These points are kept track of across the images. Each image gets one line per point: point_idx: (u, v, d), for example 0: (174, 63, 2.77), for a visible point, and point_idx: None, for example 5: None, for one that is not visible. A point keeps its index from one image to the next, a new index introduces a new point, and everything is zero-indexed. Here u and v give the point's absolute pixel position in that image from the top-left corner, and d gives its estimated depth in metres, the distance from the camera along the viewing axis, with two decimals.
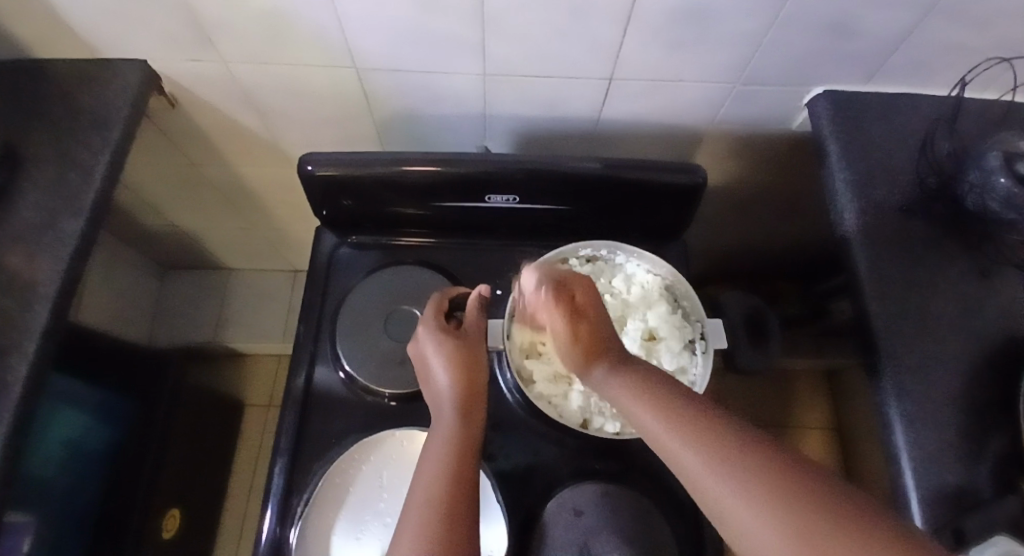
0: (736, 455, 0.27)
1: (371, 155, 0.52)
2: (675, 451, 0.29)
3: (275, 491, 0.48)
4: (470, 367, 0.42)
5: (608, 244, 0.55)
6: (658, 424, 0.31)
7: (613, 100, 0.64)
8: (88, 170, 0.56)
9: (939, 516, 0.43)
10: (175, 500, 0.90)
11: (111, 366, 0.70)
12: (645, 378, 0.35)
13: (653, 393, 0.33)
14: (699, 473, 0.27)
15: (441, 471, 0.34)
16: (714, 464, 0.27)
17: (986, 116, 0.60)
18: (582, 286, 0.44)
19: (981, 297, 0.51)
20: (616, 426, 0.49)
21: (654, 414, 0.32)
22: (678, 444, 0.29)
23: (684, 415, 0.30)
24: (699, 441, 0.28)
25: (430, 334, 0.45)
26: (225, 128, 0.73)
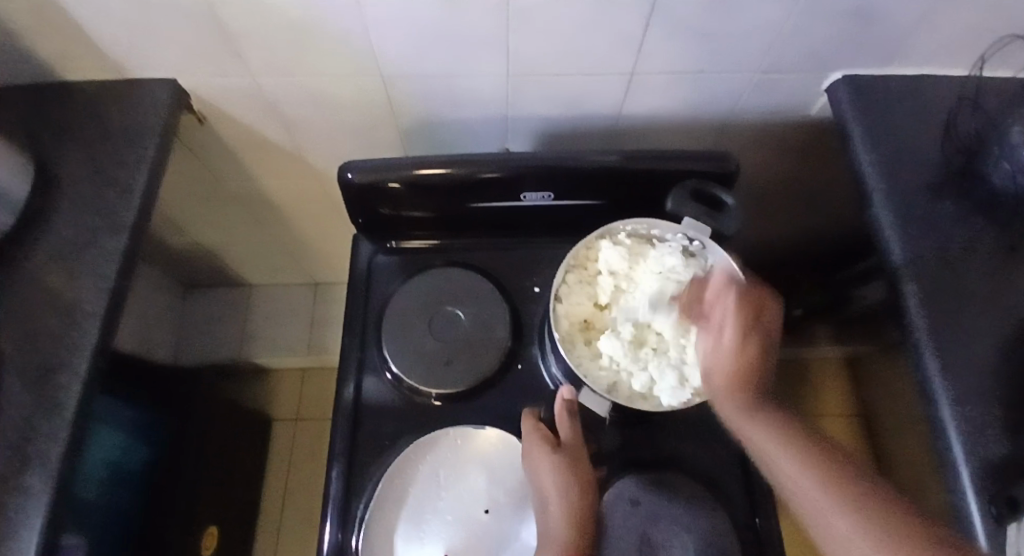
0: (858, 504, 0.33)
1: (407, 159, 0.52)
2: (800, 482, 0.35)
3: (333, 498, 0.48)
4: (582, 495, 0.44)
5: (600, 232, 0.54)
6: (797, 469, 0.36)
7: (636, 95, 0.65)
8: (126, 188, 0.56)
9: (995, 484, 0.43)
10: (211, 515, 0.91)
11: (144, 383, 0.70)
12: (787, 426, 0.39)
13: (791, 437, 0.38)
14: (839, 521, 0.32)
15: None
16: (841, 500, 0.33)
17: (1007, 91, 0.61)
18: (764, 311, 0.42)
19: (1015, 269, 0.52)
20: None
21: (789, 451, 0.37)
22: (822, 497, 0.34)
23: (806, 455, 0.36)
24: (829, 485, 0.34)
25: (538, 453, 0.45)
26: (251, 142, 0.74)
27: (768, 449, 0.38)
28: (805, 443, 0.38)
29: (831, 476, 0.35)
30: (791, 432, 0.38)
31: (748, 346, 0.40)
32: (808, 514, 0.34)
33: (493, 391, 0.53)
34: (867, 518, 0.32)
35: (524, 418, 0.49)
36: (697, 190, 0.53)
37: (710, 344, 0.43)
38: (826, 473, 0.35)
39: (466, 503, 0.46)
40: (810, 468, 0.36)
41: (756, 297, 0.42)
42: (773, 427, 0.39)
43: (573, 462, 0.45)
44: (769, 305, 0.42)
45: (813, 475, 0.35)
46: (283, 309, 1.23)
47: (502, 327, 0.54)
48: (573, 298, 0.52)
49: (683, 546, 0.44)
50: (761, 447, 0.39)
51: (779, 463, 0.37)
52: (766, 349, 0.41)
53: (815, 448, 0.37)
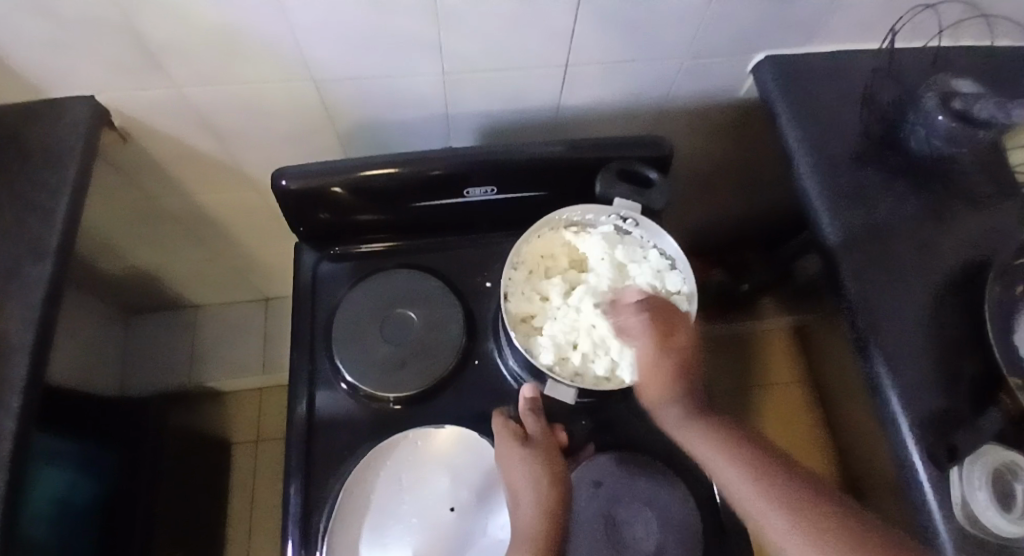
0: (795, 504, 0.37)
1: (345, 162, 0.51)
2: (739, 489, 0.40)
3: (293, 513, 0.47)
4: (555, 487, 0.44)
5: (539, 224, 0.54)
6: (745, 485, 0.39)
7: (572, 86, 0.66)
8: (48, 212, 0.53)
9: (930, 431, 0.46)
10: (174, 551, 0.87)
11: (86, 418, 0.66)
12: (720, 430, 0.43)
13: (748, 455, 0.41)
14: (790, 542, 0.35)
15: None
16: (811, 534, 0.35)
17: (916, 62, 0.65)
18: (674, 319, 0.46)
19: (934, 226, 0.56)
20: None
21: (740, 471, 0.40)
22: (768, 509, 0.37)
23: (772, 481, 0.38)
24: (780, 501, 0.37)
25: (513, 452, 0.45)
26: (184, 157, 0.71)
27: (711, 459, 0.42)
28: (755, 459, 0.40)
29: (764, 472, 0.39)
30: (733, 443, 0.42)
31: (662, 360, 0.44)
32: (760, 523, 0.38)
33: (451, 389, 0.52)
34: (812, 529, 0.35)
35: (495, 417, 0.49)
36: (622, 171, 0.55)
37: (642, 360, 0.45)
38: (776, 487, 0.38)
39: (430, 503, 0.46)
40: (765, 487, 0.38)
41: (675, 319, 0.46)
42: (715, 442, 0.42)
43: (546, 457, 0.45)
44: (681, 324, 0.46)
45: (764, 495, 0.38)
46: (237, 329, 1.19)
47: (456, 324, 0.54)
48: (521, 293, 0.52)
49: (648, 525, 0.45)
50: (708, 461, 0.42)
51: (736, 485, 0.40)
52: (682, 372, 0.45)
53: (760, 460, 0.40)
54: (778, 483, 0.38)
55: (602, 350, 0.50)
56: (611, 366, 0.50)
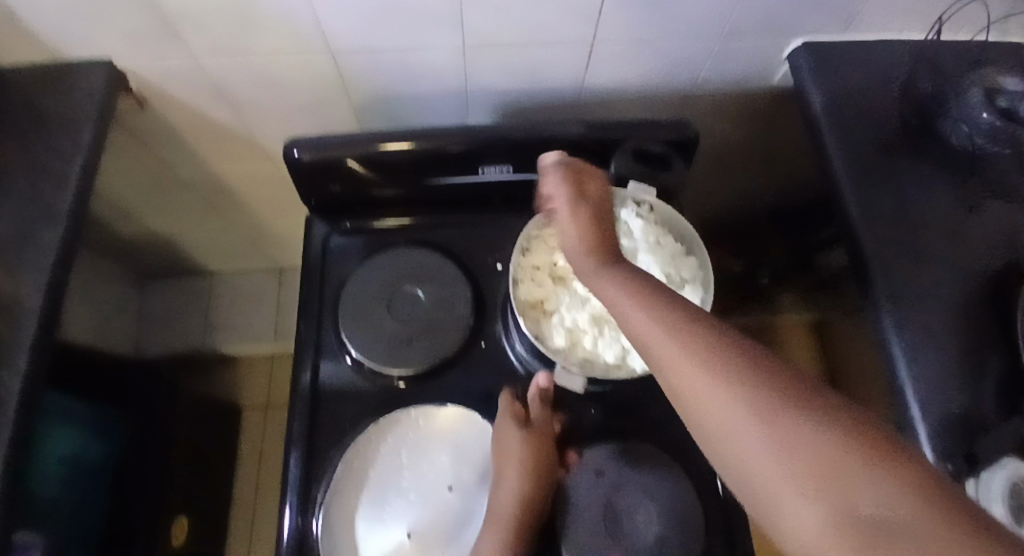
0: (761, 392, 0.26)
1: (357, 134, 0.50)
2: (683, 377, 0.29)
3: (292, 483, 0.47)
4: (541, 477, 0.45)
5: (554, 205, 0.52)
6: (681, 355, 0.29)
7: (596, 64, 0.63)
8: (63, 174, 0.53)
9: (948, 439, 0.44)
10: (182, 510, 0.89)
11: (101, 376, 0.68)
12: (662, 299, 0.34)
13: (691, 329, 0.31)
14: (741, 423, 0.26)
15: None
16: (760, 414, 0.25)
17: (964, 53, 0.61)
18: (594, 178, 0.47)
19: (970, 227, 0.53)
20: None
21: (680, 343, 0.30)
22: (713, 386, 0.27)
23: (695, 339, 0.30)
24: (720, 375, 0.27)
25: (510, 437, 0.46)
26: (199, 123, 0.70)
27: (649, 333, 0.32)
28: (698, 333, 0.30)
29: (713, 353, 0.29)
30: (678, 318, 0.32)
31: (580, 207, 0.44)
32: (696, 404, 0.28)
33: (455, 369, 0.52)
34: (777, 423, 0.25)
35: (502, 396, 0.49)
36: (637, 150, 0.53)
37: (564, 214, 0.44)
38: (717, 365, 0.28)
39: (428, 482, 0.46)
40: (712, 361, 0.28)
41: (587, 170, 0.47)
42: (657, 311, 0.33)
43: (540, 448, 0.46)
44: (595, 175, 0.46)
45: (708, 368, 0.28)
46: (250, 297, 1.20)
47: (463, 305, 0.53)
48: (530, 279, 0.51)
49: (648, 515, 0.44)
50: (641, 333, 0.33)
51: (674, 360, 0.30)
52: (600, 215, 0.44)
53: (708, 332, 0.30)
54: (729, 367, 0.28)
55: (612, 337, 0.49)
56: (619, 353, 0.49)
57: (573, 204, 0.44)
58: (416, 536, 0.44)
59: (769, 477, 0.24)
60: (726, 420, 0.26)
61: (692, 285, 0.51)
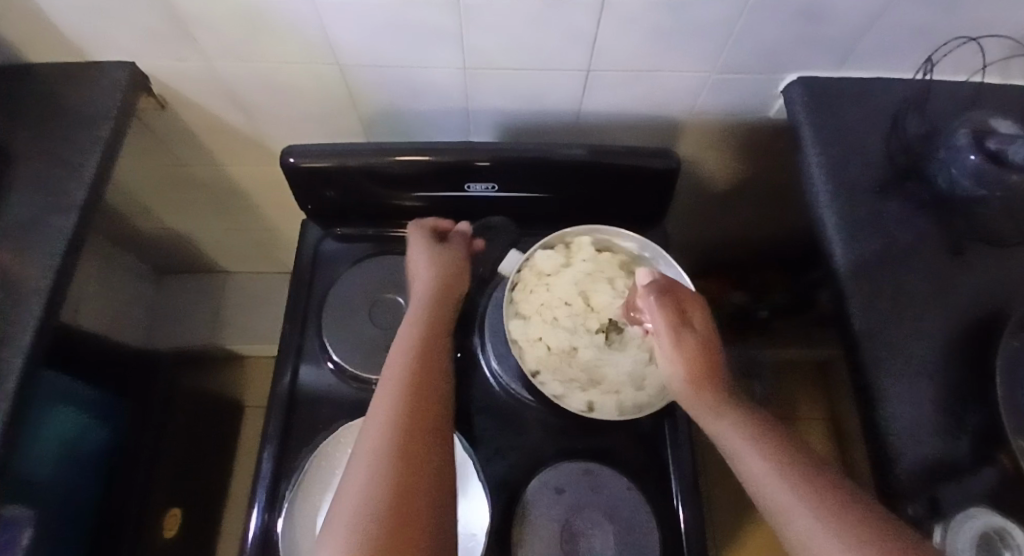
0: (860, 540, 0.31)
1: (356, 145, 0.53)
2: (796, 516, 0.34)
3: (263, 478, 0.49)
4: (446, 288, 0.48)
5: (603, 229, 0.54)
6: (772, 477, 0.36)
7: (594, 90, 0.65)
8: (79, 168, 0.57)
9: (918, 483, 0.43)
10: (175, 500, 0.92)
11: (111, 362, 0.72)
12: (772, 438, 0.39)
13: (774, 449, 0.37)
14: (818, 535, 0.32)
15: (397, 370, 0.39)
16: (838, 531, 0.32)
17: (959, 96, 0.61)
18: (692, 302, 0.44)
19: (955, 269, 0.52)
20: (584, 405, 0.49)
21: (767, 464, 0.37)
22: (795, 500, 0.34)
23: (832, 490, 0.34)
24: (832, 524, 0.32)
25: (422, 253, 0.51)
26: (214, 127, 0.74)
27: (739, 448, 0.38)
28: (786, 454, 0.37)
29: (831, 506, 0.33)
30: (769, 443, 0.38)
31: (685, 337, 0.42)
32: (789, 522, 0.34)
33: None
34: None
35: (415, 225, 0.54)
36: (626, 176, 0.55)
37: (666, 344, 0.42)
38: (810, 490, 0.34)
39: None
40: (807, 491, 0.34)
41: (684, 294, 0.45)
42: (749, 427, 0.39)
43: (450, 265, 0.50)
44: (696, 302, 0.44)
45: (803, 494, 0.34)
46: (258, 297, 1.24)
47: None
48: (540, 265, 0.53)
49: (605, 537, 0.45)
50: (733, 449, 0.39)
51: (766, 481, 0.36)
52: (707, 348, 0.42)
53: (792, 455, 0.37)
54: (837, 517, 0.32)
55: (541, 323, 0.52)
56: (527, 334, 0.51)
57: (675, 333, 0.42)
58: None
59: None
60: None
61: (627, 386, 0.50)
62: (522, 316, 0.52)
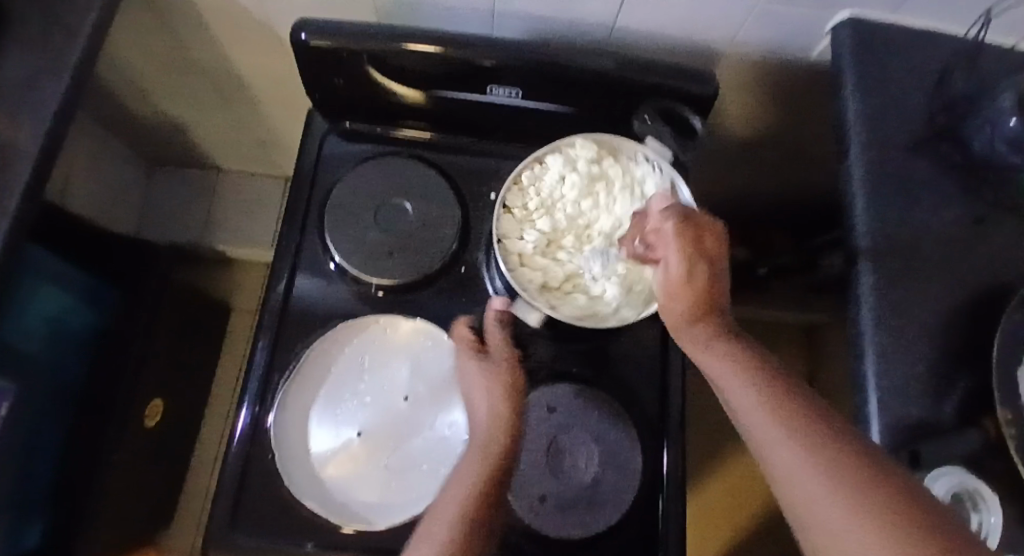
0: (840, 474, 0.29)
1: (371, 27, 0.48)
2: (774, 449, 0.32)
3: (256, 369, 0.49)
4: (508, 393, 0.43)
5: None
6: (752, 397, 0.35)
7: (632, 5, 0.60)
8: (75, 28, 0.52)
9: (900, 437, 0.44)
10: (158, 391, 0.91)
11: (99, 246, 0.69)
12: (756, 365, 0.37)
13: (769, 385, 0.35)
14: (798, 470, 0.31)
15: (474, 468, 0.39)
16: (814, 458, 0.30)
17: (1014, 57, 0.58)
18: (712, 229, 0.41)
19: (974, 238, 0.52)
20: (512, 204, 0.52)
21: (752, 394, 0.35)
22: (779, 433, 0.32)
23: (805, 425, 0.32)
24: (823, 462, 0.30)
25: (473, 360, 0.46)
26: (215, 4, 0.68)
27: (725, 375, 0.37)
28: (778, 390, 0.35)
29: (816, 443, 0.31)
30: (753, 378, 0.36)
31: (697, 269, 0.39)
32: (770, 456, 0.33)
33: (432, 288, 0.52)
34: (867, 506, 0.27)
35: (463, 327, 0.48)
36: (658, 95, 0.52)
37: (676, 267, 0.39)
38: (798, 419, 0.33)
39: (386, 387, 0.49)
40: (784, 418, 0.33)
41: (705, 223, 0.41)
42: (742, 359, 0.38)
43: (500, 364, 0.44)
44: (715, 229, 0.40)
45: (784, 426, 0.32)
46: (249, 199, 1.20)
47: (450, 227, 0.53)
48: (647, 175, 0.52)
49: (590, 456, 0.48)
50: (722, 377, 0.38)
51: (742, 402, 0.36)
52: (716, 274, 0.39)
53: (786, 386, 0.35)
54: (824, 453, 0.30)
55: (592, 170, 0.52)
56: (583, 154, 0.52)
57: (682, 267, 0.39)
58: (366, 435, 0.47)
59: (807, 488, 0.30)
60: (821, 501, 0.29)
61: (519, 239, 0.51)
62: (597, 157, 0.53)
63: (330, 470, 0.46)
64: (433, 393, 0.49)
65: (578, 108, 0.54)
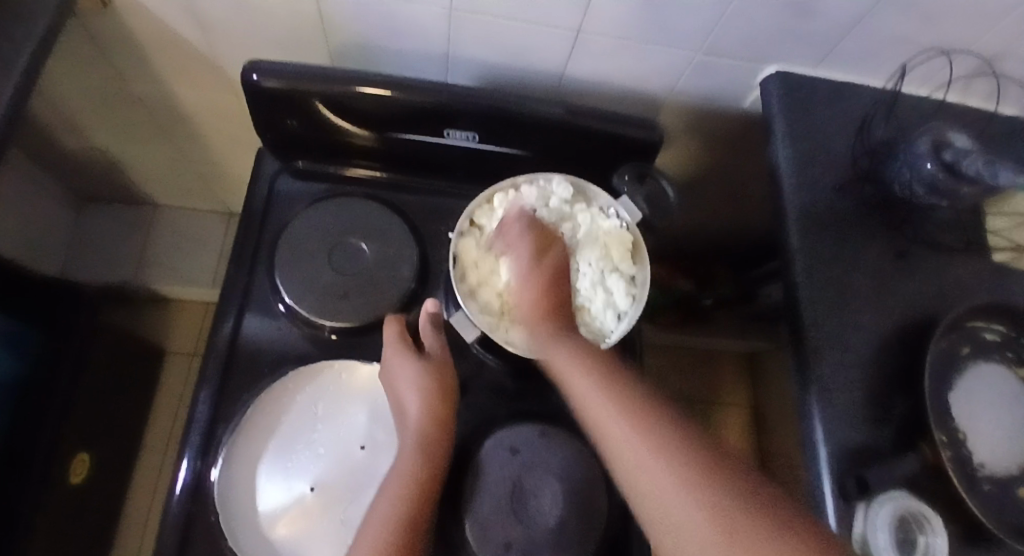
0: (711, 490, 0.32)
1: (325, 69, 0.48)
2: (643, 470, 0.34)
3: (197, 422, 0.46)
4: (443, 394, 0.45)
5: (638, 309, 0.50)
6: (617, 420, 0.37)
7: (580, 55, 0.63)
8: (3, 62, 0.49)
9: (843, 464, 0.46)
10: (84, 445, 0.84)
11: (26, 293, 0.64)
12: (615, 380, 0.39)
13: (630, 408, 0.37)
14: (668, 490, 0.33)
15: (407, 468, 0.40)
16: (683, 479, 0.33)
17: (920, 109, 0.65)
18: (541, 233, 0.49)
19: (897, 270, 0.56)
20: (482, 216, 0.52)
21: (617, 415, 0.37)
22: (648, 457, 0.34)
23: (672, 448, 0.34)
24: (691, 482, 0.32)
25: (396, 356, 0.46)
26: (161, 40, 0.66)
27: (589, 400, 0.39)
28: (640, 409, 0.37)
29: (681, 463, 0.33)
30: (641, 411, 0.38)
31: (543, 271, 0.46)
32: (634, 475, 0.35)
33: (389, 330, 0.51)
34: (726, 518, 0.30)
35: (390, 323, 0.47)
36: (608, 138, 0.54)
37: (525, 269, 0.47)
38: (653, 438, 0.35)
39: (341, 437, 0.47)
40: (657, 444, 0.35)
41: (547, 233, 0.49)
42: (604, 383, 0.39)
43: (432, 366, 0.45)
44: (556, 241, 0.49)
45: (649, 448, 0.35)
46: (191, 238, 1.16)
47: (407, 267, 0.52)
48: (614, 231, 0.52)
49: (554, 499, 0.46)
50: (584, 399, 0.39)
51: (608, 424, 0.37)
52: (558, 280, 0.47)
53: (643, 406, 0.37)
54: (687, 473, 0.33)
55: (567, 210, 0.53)
56: (561, 194, 0.53)
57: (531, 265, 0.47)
58: (319, 489, 0.45)
59: (670, 503, 0.33)
60: (684, 511, 0.32)
61: (479, 253, 0.51)
62: (575, 203, 0.53)
63: (280, 530, 0.43)
64: (391, 442, 0.47)
65: (536, 152, 0.56)
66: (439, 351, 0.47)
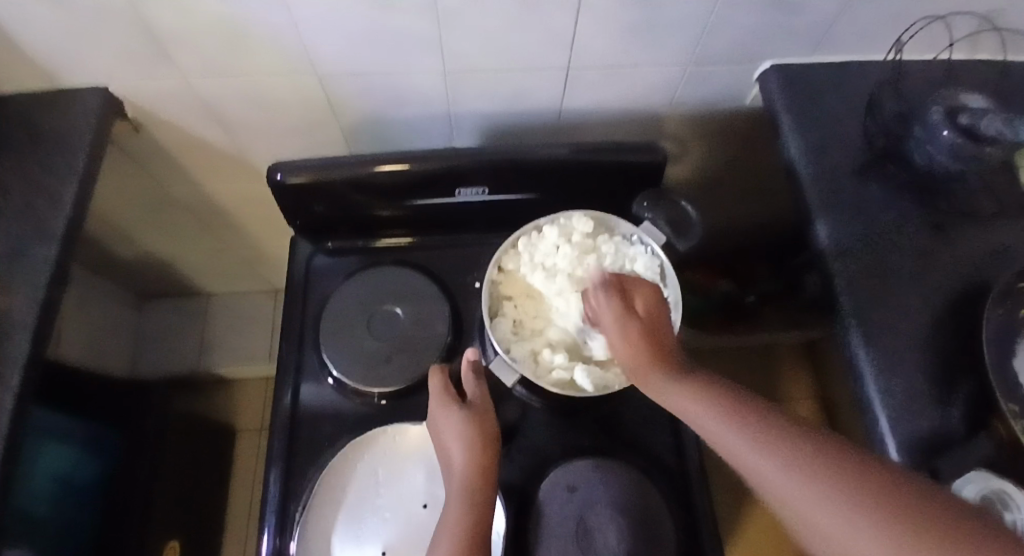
0: (843, 481, 0.26)
1: (342, 157, 0.52)
2: (759, 471, 0.30)
3: (272, 500, 0.49)
4: (485, 442, 0.44)
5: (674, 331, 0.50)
6: (721, 424, 0.33)
7: (575, 89, 0.65)
8: (62, 198, 0.55)
9: (915, 456, 0.44)
10: (173, 532, 0.89)
11: (106, 398, 0.70)
12: (708, 384, 0.37)
13: (738, 412, 0.33)
14: (791, 487, 0.28)
15: (456, 520, 0.40)
16: (810, 475, 0.28)
17: (929, 74, 0.63)
18: (640, 289, 0.45)
19: (937, 243, 0.54)
20: (509, 263, 0.54)
21: (723, 419, 0.33)
22: (757, 456, 0.30)
23: (787, 443, 0.30)
24: (821, 473, 0.27)
25: (442, 408, 0.47)
26: (191, 146, 0.73)
27: (689, 409, 0.36)
28: (750, 413, 0.33)
29: (799, 457, 0.29)
30: (718, 393, 0.36)
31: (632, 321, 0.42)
32: (755, 478, 0.30)
33: None
34: (871, 511, 0.25)
35: (433, 376, 0.49)
36: (614, 170, 0.55)
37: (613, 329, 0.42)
38: (768, 433, 0.31)
39: (403, 499, 0.48)
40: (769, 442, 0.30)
41: (633, 283, 0.45)
42: (711, 395, 0.35)
43: (473, 414, 0.46)
44: (647, 290, 0.44)
45: (760, 444, 0.30)
46: (242, 318, 1.23)
47: (442, 323, 0.54)
48: (640, 259, 0.53)
49: (618, 534, 0.46)
50: (686, 411, 0.36)
51: (712, 429, 0.34)
52: (657, 325, 0.42)
53: (752, 409, 0.33)
54: (813, 465, 0.28)
55: (590, 243, 0.54)
56: (583, 230, 0.54)
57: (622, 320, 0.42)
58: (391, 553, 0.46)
59: (800, 504, 0.27)
60: (817, 506, 0.26)
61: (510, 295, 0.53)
62: (598, 236, 0.55)
63: None
64: None
65: (545, 194, 0.58)
66: (482, 401, 0.48)
